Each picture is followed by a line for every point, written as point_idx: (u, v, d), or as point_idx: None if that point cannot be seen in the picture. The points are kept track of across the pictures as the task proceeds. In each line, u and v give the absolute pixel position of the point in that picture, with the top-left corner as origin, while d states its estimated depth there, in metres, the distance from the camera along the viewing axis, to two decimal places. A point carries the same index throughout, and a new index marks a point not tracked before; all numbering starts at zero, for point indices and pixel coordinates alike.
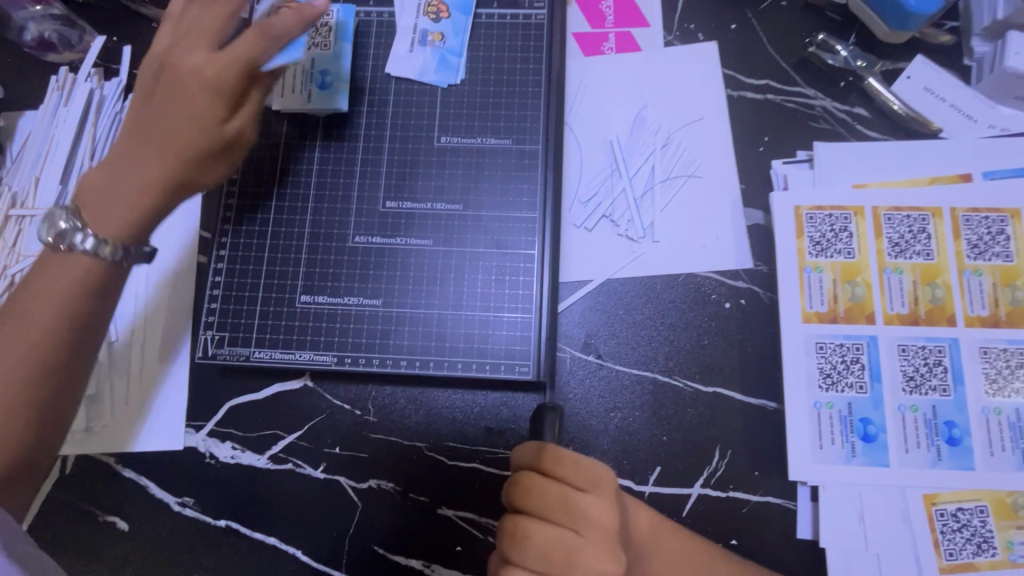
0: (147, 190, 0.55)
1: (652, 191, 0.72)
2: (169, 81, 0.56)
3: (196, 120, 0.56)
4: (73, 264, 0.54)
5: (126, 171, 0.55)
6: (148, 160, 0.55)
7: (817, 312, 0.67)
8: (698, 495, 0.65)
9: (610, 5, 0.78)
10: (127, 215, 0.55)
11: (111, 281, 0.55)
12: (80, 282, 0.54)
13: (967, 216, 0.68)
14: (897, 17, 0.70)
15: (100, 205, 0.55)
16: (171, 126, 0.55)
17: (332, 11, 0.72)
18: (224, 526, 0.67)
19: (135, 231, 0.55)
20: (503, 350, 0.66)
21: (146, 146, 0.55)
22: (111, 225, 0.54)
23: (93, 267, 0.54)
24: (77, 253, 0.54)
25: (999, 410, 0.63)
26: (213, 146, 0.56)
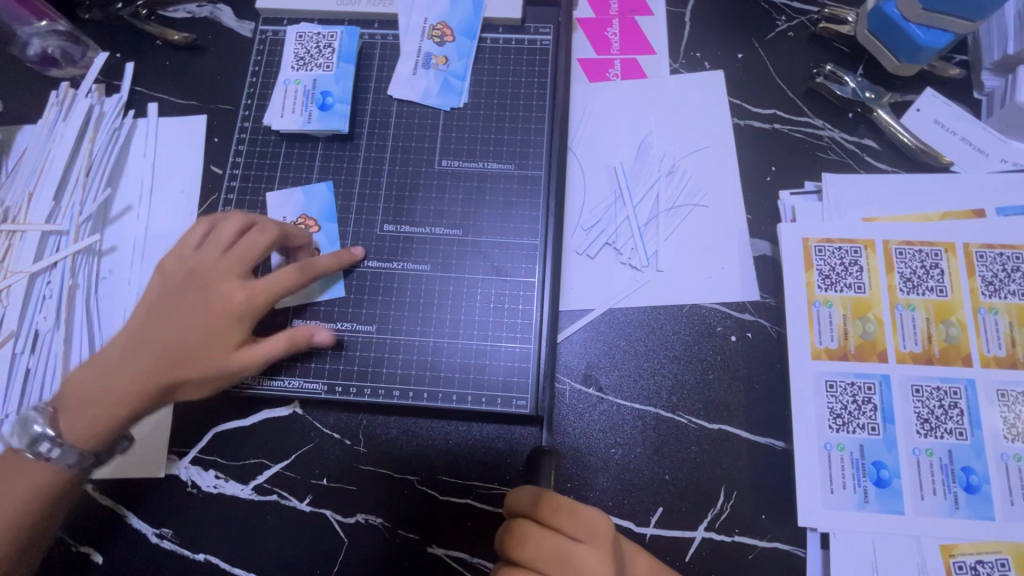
0: (130, 399, 0.55)
1: (656, 221, 0.70)
2: (194, 298, 0.58)
3: (207, 348, 0.57)
4: (32, 474, 0.54)
5: (111, 382, 0.56)
6: (142, 370, 0.56)
7: (826, 348, 0.64)
8: (702, 539, 0.61)
9: (616, 32, 0.77)
10: (102, 421, 0.55)
11: (69, 486, 0.56)
12: (42, 493, 0.54)
13: (982, 253, 0.66)
14: (907, 51, 0.69)
15: (78, 408, 0.55)
16: (177, 348, 0.57)
17: (336, 33, 0.72)
18: (203, 561, 0.64)
19: (99, 442, 0.56)
20: (500, 382, 0.64)
21: (146, 352, 0.56)
22: (83, 435, 0.55)
23: (55, 475, 0.54)
24: (41, 462, 0.54)
25: (1018, 456, 0.60)
26: (214, 380, 0.57)
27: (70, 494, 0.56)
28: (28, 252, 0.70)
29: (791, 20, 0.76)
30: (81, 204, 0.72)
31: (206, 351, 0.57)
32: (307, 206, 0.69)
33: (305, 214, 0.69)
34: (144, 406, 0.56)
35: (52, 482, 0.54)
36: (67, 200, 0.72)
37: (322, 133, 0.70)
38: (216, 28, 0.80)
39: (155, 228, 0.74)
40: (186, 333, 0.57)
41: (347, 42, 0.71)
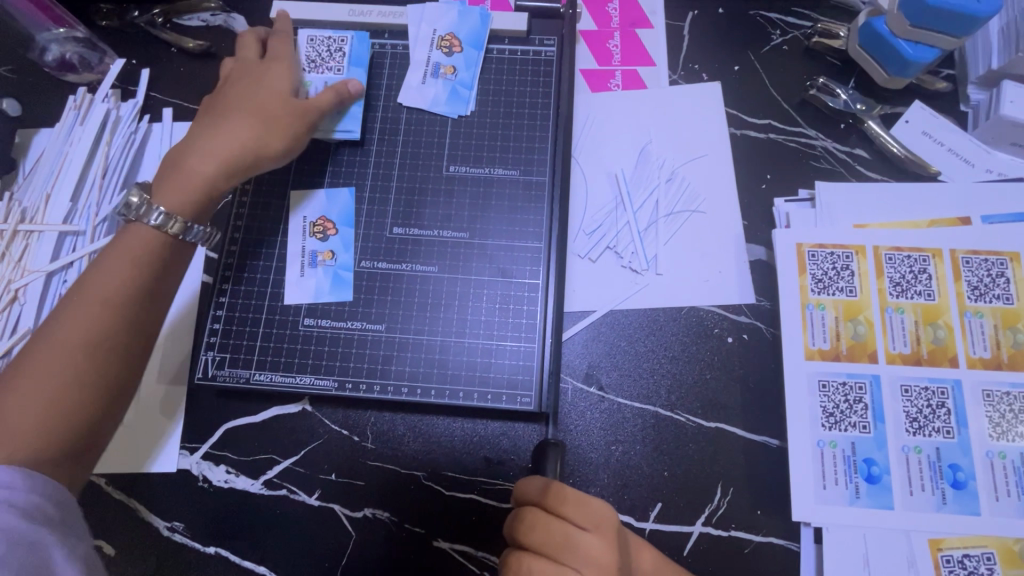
0: (212, 172, 0.61)
1: (655, 226, 0.72)
2: (241, 93, 0.65)
3: (271, 84, 0.66)
4: (139, 236, 0.57)
5: (189, 164, 0.61)
6: (230, 136, 0.62)
7: (819, 349, 0.67)
8: (699, 534, 0.63)
9: (617, 44, 0.80)
10: (190, 191, 0.60)
11: (173, 258, 0.59)
12: (149, 257, 0.57)
13: (968, 259, 0.68)
14: (896, 64, 0.72)
15: (164, 186, 0.60)
16: (260, 104, 0.64)
17: (347, 37, 0.74)
18: (213, 554, 0.65)
19: (194, 206, 0.60)
20: (506, 379, 0.66)
21: (229, 127, 0.63)
22: (176, 195, 0.59)
23: (158, 240, 0.57)
24: (142, 226, 0.57)
25: (1003, 453, 0.63)
26: (281, 109, 0.65)
27: (171, 267, 0.59)
28: (45, 252, 0.72)
29: (785, 35, 0.79)
30: (97, 205, 0.74)
31: (268, 83, 0.66)
32: (329, 209, 0.71)
33: (326, 216, 0.71)
34: (228, 177, 0.62)
35: (152, 247, 0.57)
36: (84, 202, 0.74)
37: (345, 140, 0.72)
38: (231, 36, 0.82)
39: None
40: (259, 88, 0.66)
41: (357, 48, 0.74)
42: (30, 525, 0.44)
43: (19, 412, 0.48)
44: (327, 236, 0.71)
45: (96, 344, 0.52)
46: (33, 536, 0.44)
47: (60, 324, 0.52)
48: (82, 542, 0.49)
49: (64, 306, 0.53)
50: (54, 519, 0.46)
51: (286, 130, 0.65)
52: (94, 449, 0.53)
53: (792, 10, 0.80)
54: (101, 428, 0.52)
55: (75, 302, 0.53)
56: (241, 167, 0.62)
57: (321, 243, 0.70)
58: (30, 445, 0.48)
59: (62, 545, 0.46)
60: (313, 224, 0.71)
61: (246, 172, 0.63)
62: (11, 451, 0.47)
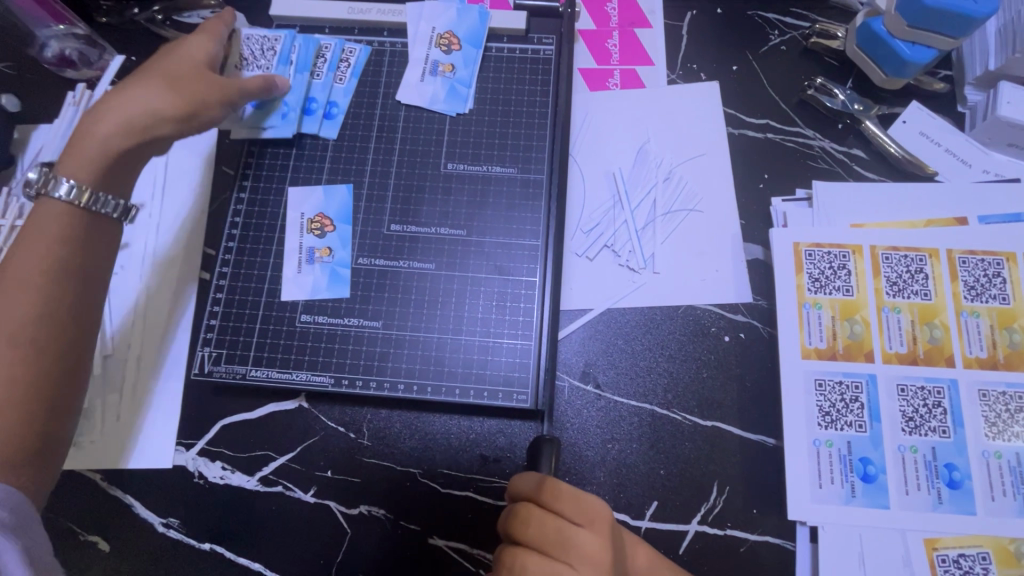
0: (117, 140, 0.58)
1: (653, 224, 0.73)
2: (163, 61, 0.63)
3: (187, 55, 0.63)
4: (53, 216, 0.55)
5: (95, 129, 0.58)
6: (134, 100, 0.59)
7: (816, 348, 0.67)
8: (695, 532, 0.63)
9: (616, 43, 0.81)
10: (90, 158, 0.57)
11: (90, 231, 0.57)
12: (66, 234, 0.55)
13: (965, 259, 0.68)
14: (893, 64, 0.72)
15: (70, 153, 0.57)
16: (172, 74, 0.62)
17: (278, 36, 0.73)
18: (209, 550, 0.65)
19: (95, 175, 0.57)
20: (502, 377, 0.66)
21: (134, 92, 0.60)
22: (77, 161, 0.57)
23: (69, 214, 0.56)
24: (51, 200, 0.55)
25: (998, 453, 0.63)
26: (194, 80, 0.62)
27: (91, 242, 0.57)
28: None
29: (784, 35, 0.79)
30: None
31: (186, 53, 0.63)
32: (326, 206, 0.71)
33: (322, 213, 0.71)
34: (130, 144, 0.59)
35: (67, 221, 0.56)
36: None
37: (273, 139, 0.73)
38: None
39: (165, 225, 0.75)
40: (174, 58, 0.63)
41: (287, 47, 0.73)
42: None
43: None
44: (324, 233, 0.71)
45: (26, 331, 0.51)
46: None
47: None
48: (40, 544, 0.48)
49: None
50: None
51: (195, 99, 0.61)
52: (54, 453, 0.52)
53: (791, 10, 0.80)
54: (56, 425, 0.52)
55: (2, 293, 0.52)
56: (141, 132, 0.59)
57: (317, 240, 0.70)
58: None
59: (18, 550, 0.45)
60: (311, 221, 0.71)
61: (140, 138, 0.59)
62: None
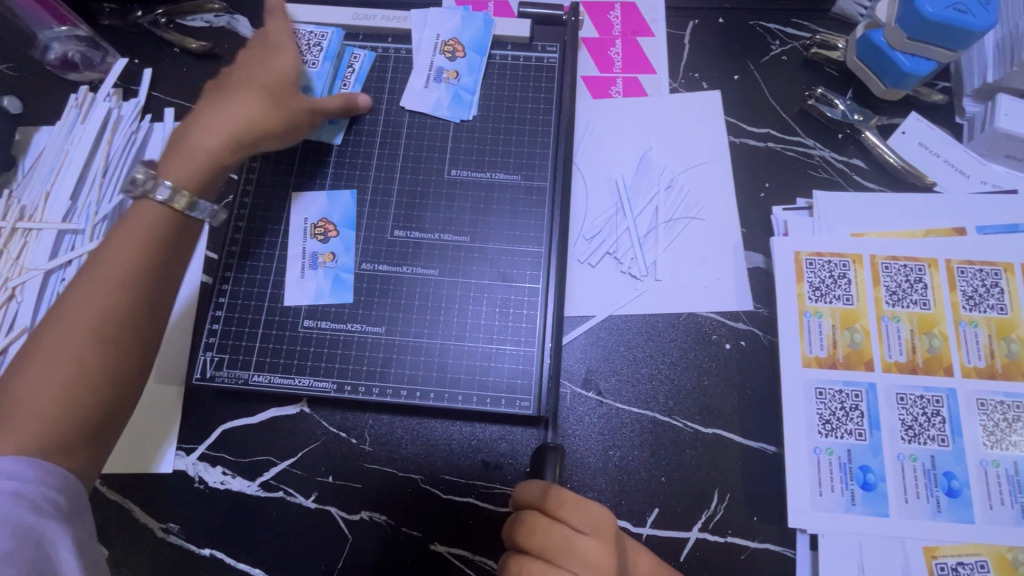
0: (220, 147, 0.57)
1: (655, 232, 0.73)
2: (254, 68, 0.62)
3: (277, 65, 0.62)
4: (145, 215, 0.52)
5: (202, 138, 0.56)
6: (238, 112, 0.58)
7: (816, 357, 0.67)
8: (696, 540, 0.64)
9: (618, 52, 0.81)
10: (197, 167, 0.55)
11: (179, 236, 0.54)
12: (155, 236, 0.52)
13: (963, 269, 0.69)
14: (892, 76, 0.73)
15: (174, 162, 0.55)
16: (269, 86, 0.61)
17: (326, 33, 0.74)
18: (208, 556, 0.65)
19: (203, 184, 0.55)
20: (505, 383, 0.66)
21: (234, 103, 0.58)
22: (187, 171, 0.55)
23: (165, 217, 0.53)
24: (151, 202, 0.53)
25: (997, 462, 0.63)
26: (294, 93, 0.63)
27: (180, 246, 0.54)
28: (43, 250, 0.72)
29: (785, 45, 0.80)
30: (97, 204, 0.74)
31: (275, 62, 0.62)
32: (330, 211, 0.71)
33: (326, 217, 0.71)
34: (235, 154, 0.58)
35: (159, 223, 0.53)
36: (84, 200, 0.74)
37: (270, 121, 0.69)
38: (234, 37, 0.82)
39: None
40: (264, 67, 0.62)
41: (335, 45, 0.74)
42: (39, 518, 0.43)
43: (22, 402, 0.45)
44: (327, 238, 0.71)
45: (102, 331, 0.48)
46: (40, 530, 0.43)
47: (69, 308, 0.48)
48: (87, 531, 0.47)
49: (78, 289, 0.49)
50: (62, 510, 0.45)
51: (297, 115, 0.63)
52: (105, 445, 0.50)
53: (792, 21, 0.81)
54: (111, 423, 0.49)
55: (89, 284, 0.49)
56: (246, 146, 0.59)
57: (320, 244, 0.71)
58: (29, 440, 0.45)
59: (72, 539, 0.45)
60: (314, 226, 0.71)
61: (246, 152, 0.59)
62: (13, 442, 0.44)
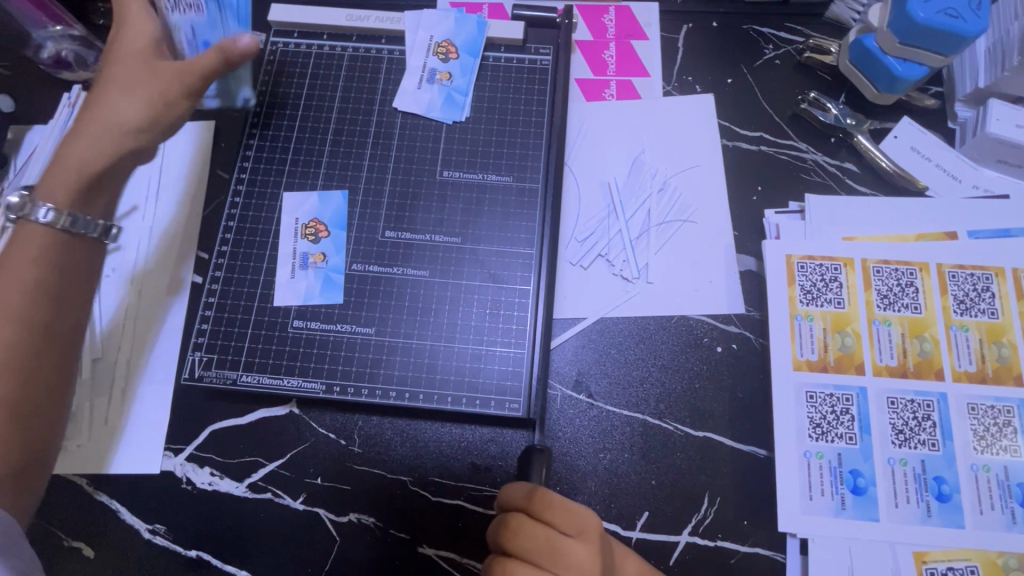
0: (93, 157, 0.56)
1: (647, 234, 0.73)
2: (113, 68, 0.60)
3: (136, 48, 0.60)
4: (31, 240, 0.53)
5: (71, 154, 0.56)
6: (101, 117, 0.57)
7: (807, 360, 0.67)
8: (686, 543, 0.63)
9: (612, 54, 0.81)
10: (71, 183, 0.55)
11: (74, 255, 0.55)
12: (47, 258, 0.53)
13: (954, 273, 0.69)
14: (884, 80, 0.73)
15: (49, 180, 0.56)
16: (133, 75, 0.59)
17: None
18: (195, 558, 0.64)
19: (76, 198, 0.55)
20: (495, 385, 0.66)
21: (99, 109, 0.58)
22: (55, 188, 0.55)
23: (52, 239, 0.54)
24: (30, 224, 0.53)
25: (987, 467, 0.63)
26: (152, 82, 0.59)
27: (77, 264, 0.55)
28: None
29: (778, 49, 0.80)
30: None
31: (127, 55, 0.60)
32: (320, 212, 0.71)
33: (317, 218, 0.71)
34: (110, 159, 0.57)
35: (51, 245, 0.54)
36: None
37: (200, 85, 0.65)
38: None
39: (158, 228, 0.75)
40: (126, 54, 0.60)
41: None
42: None
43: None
44: (318, 238, 0.70)
45: (4, 359, 0.49)
46: None
47: None
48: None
49: None
50: None
51: (162, 101, 0.59)
52: (35, 475, 0.52)
53: (785, 25, 0.81)
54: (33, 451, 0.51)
55: None
56: (116, 147, 0.57)
57: (311, 244, 0.70)
58: None
59: None
60: (305, 226, 0.71)
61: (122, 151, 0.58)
62: None
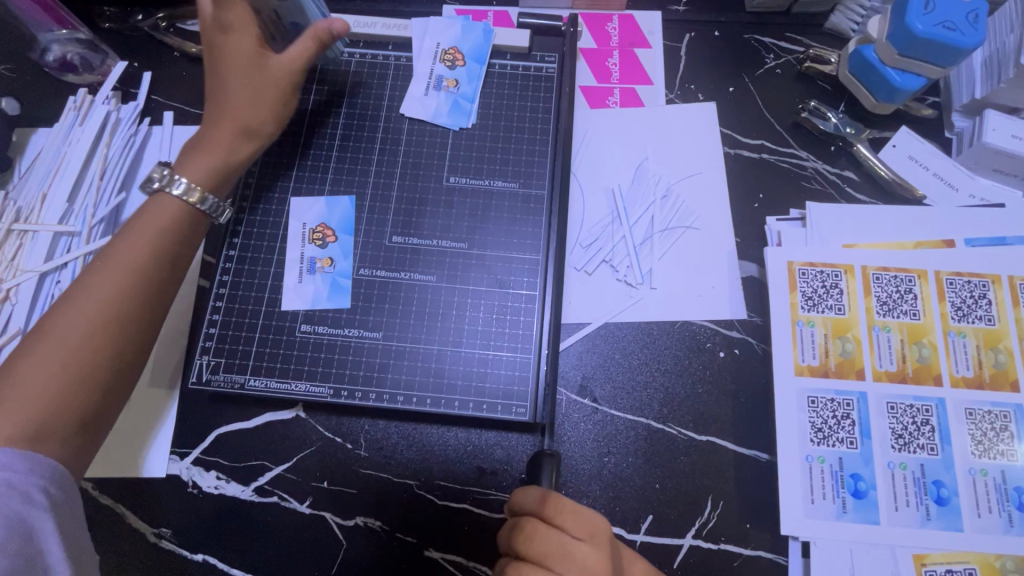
0: (228, 146, 0.64)
1: (651, 240, 0.74)
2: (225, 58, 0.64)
3: (242, 43, 0.64)
4: (162, 208, 0.60)
5: (209, 143, 0.63)
6: (229, 110, 0.64)
7: (809, 365, 0.68)
8: (690, 547, 0.64)
9: (616, 62, 0.82)
10: (212, 168, 0.63)
11: (191, 228, 0.61)
12: (168, 227, 0.59)
13: (951, 280, 0.70)
14: (884, 90, 0.75)
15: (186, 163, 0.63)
16: (244, 66, 0.64)
17: None
18: (201, 561, 0.64)
19: (214, 180, 0.63)
20: (502, 390, 0.66)
21: (225, 102, 0.64)
22: (201, 174, 0.62)
23: (181, 211, 0.61)
24: (167, 197, 0.60)
25: (985, 471, 0.64)
26: (268, 76, 0.65)
27: (192, 240, 0.62)
28: (38, 252, 0.72)
29: (779, 59, 0.81)
30: (94, 206, 0.74)
31: (235, 44, 0.64)
32: (328, 216, 0.72)
33: (325, 223, 0.72)
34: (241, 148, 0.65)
35: (177, 216, 0.60)
36: (80, 202, 0.74)
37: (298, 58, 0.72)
38: None
39: None
40: (234, 53, 0.64)
41: None
42: (31, 508, 0.47)
43: (28, 379, 0.50)
44: (326, 243, 0.71)
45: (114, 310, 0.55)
46: (30, 519, 0.46)
47: (88, 286, 0.55)
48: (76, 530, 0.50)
49: (96, 270, 0.56)
50: (55, 502, 0.49)
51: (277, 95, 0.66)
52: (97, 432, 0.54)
53: (785, 35, 0.82)
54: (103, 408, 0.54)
55: (106, 267, 0.56)
56: (247, 137, 0.65)
57: (319, 249, 0.71)
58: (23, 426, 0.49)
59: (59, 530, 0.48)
60: (312, 230, 0.71)
61: (252, 147, 0.66)
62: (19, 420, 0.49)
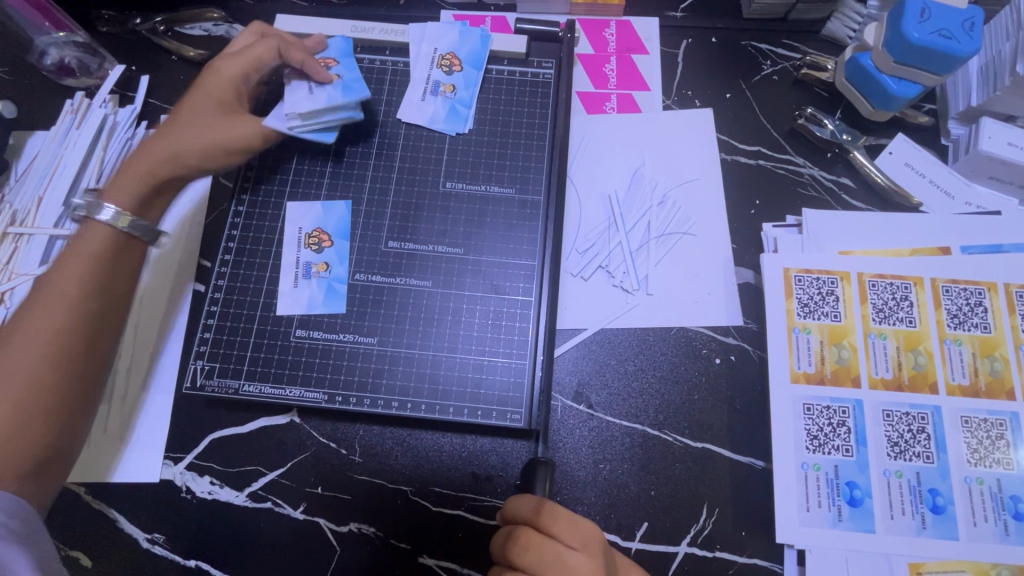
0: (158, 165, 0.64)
1: (647, 246, 0.74)
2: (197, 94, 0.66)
3: (215, 90, 0.66)
4: (94, 235, 0.61)
5: (142, 160, 0.64)
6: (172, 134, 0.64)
7: (805, 372, 0.68)
8: (685, 554, 0.64)
9: (613, 68, 0.82)
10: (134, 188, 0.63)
11: (124, 249, 0.63)
12: (99, 253, 0.61)
13: (947, 287, 0.70)
14: (880, 98, 0.75)
15: (117, 180, 0.64)
16: (204, 106, 0.66)
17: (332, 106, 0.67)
18: (193, 567, 0.64)
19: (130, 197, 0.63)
20: (496, 396, 0.66)
21: (175, 127, 0.65)
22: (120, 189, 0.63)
23: (112, 235, 0.62)
24: (95, 222, 0.61)
25: (980, 479, 0.64)
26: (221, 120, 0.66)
27: (125, 259, 0.63)
28: (33, 256, 0.72)
29: (776, 65, 0.82)
30: None
31: (212, 87, 0.66)
32: (324, 221, 0.72)
33: (321, 228, 0.72)
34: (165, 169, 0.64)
35: (108, 240, 0.61)
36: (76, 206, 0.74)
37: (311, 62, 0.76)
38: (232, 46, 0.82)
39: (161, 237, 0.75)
40: (206, 91, 0.66)
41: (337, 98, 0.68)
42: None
43: None
44: (321, 248, 0.71)
45: (50, 345, 0.56)
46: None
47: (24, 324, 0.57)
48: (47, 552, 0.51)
49: (31, 307, 0.58)
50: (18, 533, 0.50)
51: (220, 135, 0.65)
52: (58, 466, 0.57)
53: (783, 41, 0.82)
54: (63, 445, 0.57)
55: (39, 303, 0.58)
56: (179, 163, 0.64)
57: (315, 253, 0.71)
58: None
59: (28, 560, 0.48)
60: (309, 235, 0.71)
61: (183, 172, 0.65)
62: None
